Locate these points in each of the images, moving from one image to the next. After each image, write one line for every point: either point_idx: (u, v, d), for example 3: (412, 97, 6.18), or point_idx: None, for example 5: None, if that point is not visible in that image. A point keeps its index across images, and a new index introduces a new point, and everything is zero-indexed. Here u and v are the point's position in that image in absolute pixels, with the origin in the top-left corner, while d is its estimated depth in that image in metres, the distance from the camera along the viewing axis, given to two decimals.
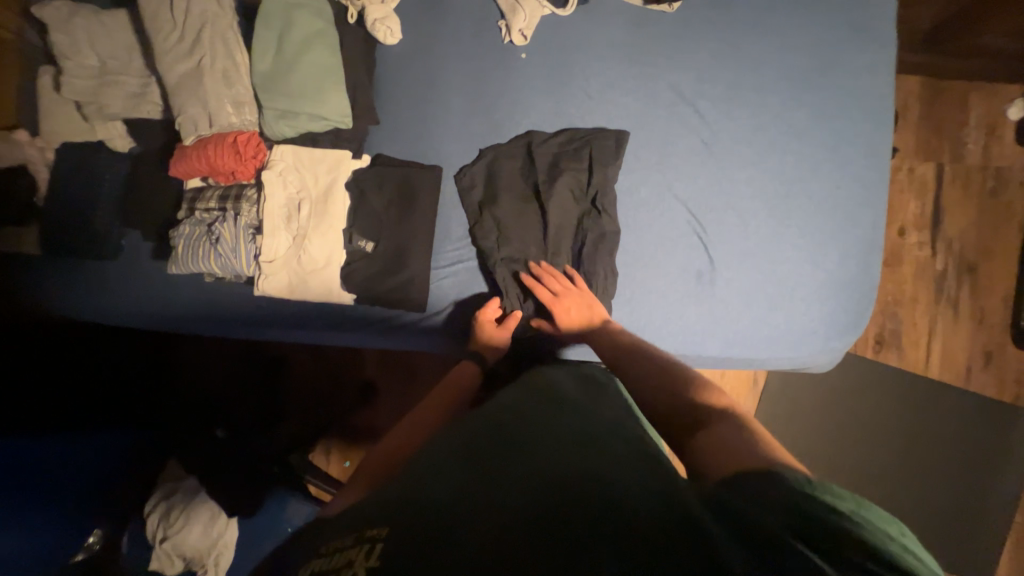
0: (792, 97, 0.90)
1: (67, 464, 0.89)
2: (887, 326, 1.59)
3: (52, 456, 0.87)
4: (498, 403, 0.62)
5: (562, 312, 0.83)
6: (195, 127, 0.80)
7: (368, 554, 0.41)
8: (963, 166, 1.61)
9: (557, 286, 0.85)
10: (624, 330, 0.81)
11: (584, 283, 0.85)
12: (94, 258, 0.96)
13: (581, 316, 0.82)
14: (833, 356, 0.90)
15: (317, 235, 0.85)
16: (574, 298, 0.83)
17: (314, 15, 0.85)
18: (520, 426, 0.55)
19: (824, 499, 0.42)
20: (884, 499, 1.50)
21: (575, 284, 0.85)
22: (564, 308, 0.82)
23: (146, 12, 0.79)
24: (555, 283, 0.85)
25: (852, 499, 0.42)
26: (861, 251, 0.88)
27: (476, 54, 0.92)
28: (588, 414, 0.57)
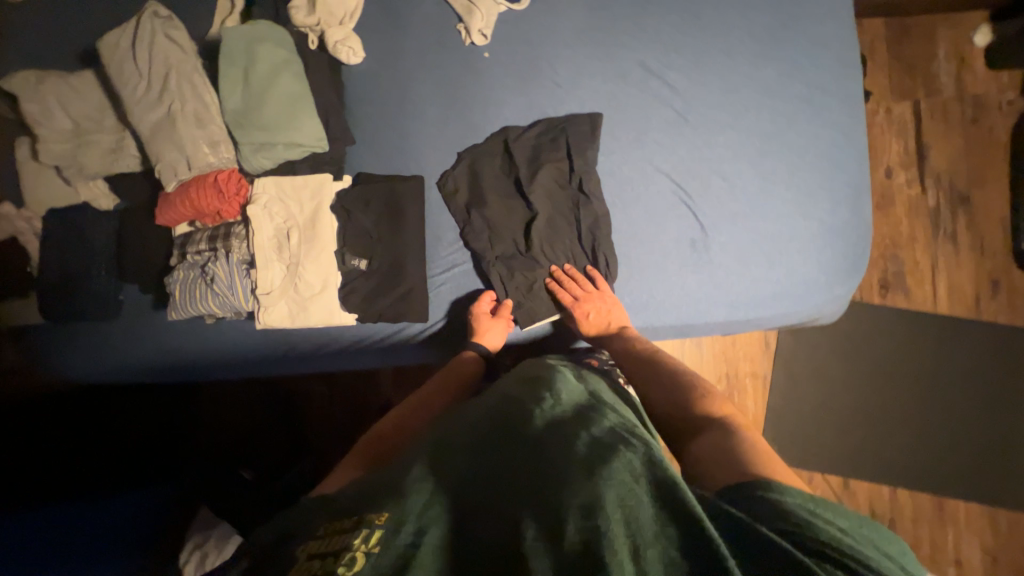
0: (759, 53, 0.90)
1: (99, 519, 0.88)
2: (889, 268, 1.58)
3: (84, 516, 0.87)
4: (500, 396, 0.64)
5: (580, 318, 0.84)
6: (174, 172, 0.80)
7: (369, 538, 0.43)
8: (939, 99, 1.61)
9: (579, 291, 0.86)
10: (640, 338, 0.84)
11: (606, 286, 0.86)
12: (96, 317, 0.96)
13: (597, 322, 0.84)
14: (838, 305, 0.90)
15: (310, 260, 0.85)
16: (596, 303, 0.84)
17: (276, 46, 0.86)
18: (519, 417, 0.57)
19: (821, 514, 0.44)
20: (913, 441, 1.49)
21: (597, 287, 0.86)
22: (584, 313, 0.84)
23: (111, 67, 0.80)
24: (576, 288, 0.86)
25: (851, 519, 0.45)
26: (850, 196, 0.88)
27: (440, 60, 0.93)
28: (587, 407, 0.59)
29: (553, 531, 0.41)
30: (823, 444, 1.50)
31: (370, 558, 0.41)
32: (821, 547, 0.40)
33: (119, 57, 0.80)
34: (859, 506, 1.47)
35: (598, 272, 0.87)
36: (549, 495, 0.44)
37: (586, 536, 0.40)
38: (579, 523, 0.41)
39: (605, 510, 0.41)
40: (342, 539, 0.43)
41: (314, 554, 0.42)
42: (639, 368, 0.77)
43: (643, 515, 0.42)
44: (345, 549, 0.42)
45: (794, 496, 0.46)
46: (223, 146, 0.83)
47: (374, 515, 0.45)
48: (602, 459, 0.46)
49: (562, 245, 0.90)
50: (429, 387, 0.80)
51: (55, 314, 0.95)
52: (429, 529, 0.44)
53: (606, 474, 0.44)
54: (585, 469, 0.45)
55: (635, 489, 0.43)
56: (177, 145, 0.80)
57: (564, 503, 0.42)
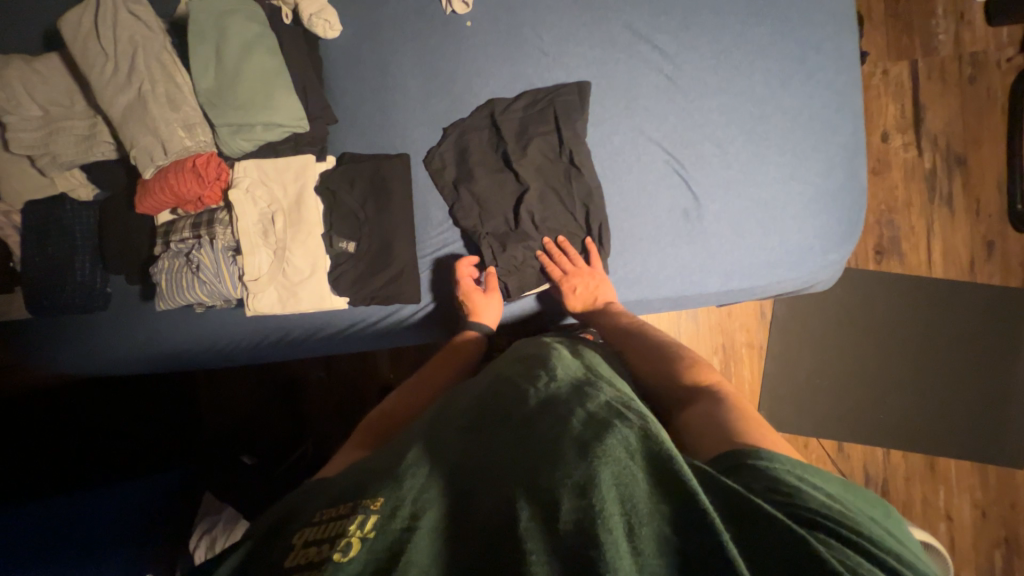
0: (752, 12, 0.86)
1: (109, 513, 0.90)
2: (885, 234, 1.57)
3: (96, 514, 0.90)
4: (499, 380, 0.63)
5: (567, 295, 0.84)
6: (150, 157, 0.77)
7: (363, 525, 0.43)
8: (937, 58, 1.57)
9: (568, 266, 0.85)
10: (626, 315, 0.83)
11: (597, 264, 0.85)
12: (85, 311, 0.95)
13: (582, 299, 0.84)
14: (834, 270, 0.89)
15: (297, 244, 0.83)
16: (584, 279, 0.83)
17: (248, 20, 0.82)
18: (516, 400, 0.56)
19: (806, 479, 0.45)
20: (906, 403, 1.51)
21: (587, 264, 0.85)
22: (570, 288, 0.83)
23: (76, 49, 0.76)
24: (567, 263, 0.85)
25: (831, 483, 0.46)
26: (845, 159, 0.86)
27: (421, 31, 0.89)
28: (586, 386, 0.58)
29: (546, 511, 0.40)
30: (819, 411, 1.52)
31: (366, 544, 0.41)
32: (812, 514, 0.40)
33: (82, 38, 0.76)
34: (853, 469, 1.50)
35: (593, 243, 0.86)
36: (542, 475, 0.43)
37: (579, 515, 0.39)
38: (572, 503, 0.40)
39: (599, 489, 0.40)
40: (337, 525, 0.44)
41: (311, 541, 0.43)
42: (631, 339, 0.77)
43: (638, 491, 0.40)
44: (340, 535, 0.42)
45: (782, 462, 0.47)
46: (200, 129, 0.81)
47: (369, 501, 0.45)
48: (596, 437, 0.45)
49: (557, 219, 0.88)
50: (427, 367, 0.81)
51: (42, 309, 0.93)
52: (423, 514, 0.44)
53: (599, 452, 0.43)
54: (578, 449, 0.44)
55: (630, 465, 0.42)
56: (150, 128, 0.77)
57: (557, 483, 0.42)
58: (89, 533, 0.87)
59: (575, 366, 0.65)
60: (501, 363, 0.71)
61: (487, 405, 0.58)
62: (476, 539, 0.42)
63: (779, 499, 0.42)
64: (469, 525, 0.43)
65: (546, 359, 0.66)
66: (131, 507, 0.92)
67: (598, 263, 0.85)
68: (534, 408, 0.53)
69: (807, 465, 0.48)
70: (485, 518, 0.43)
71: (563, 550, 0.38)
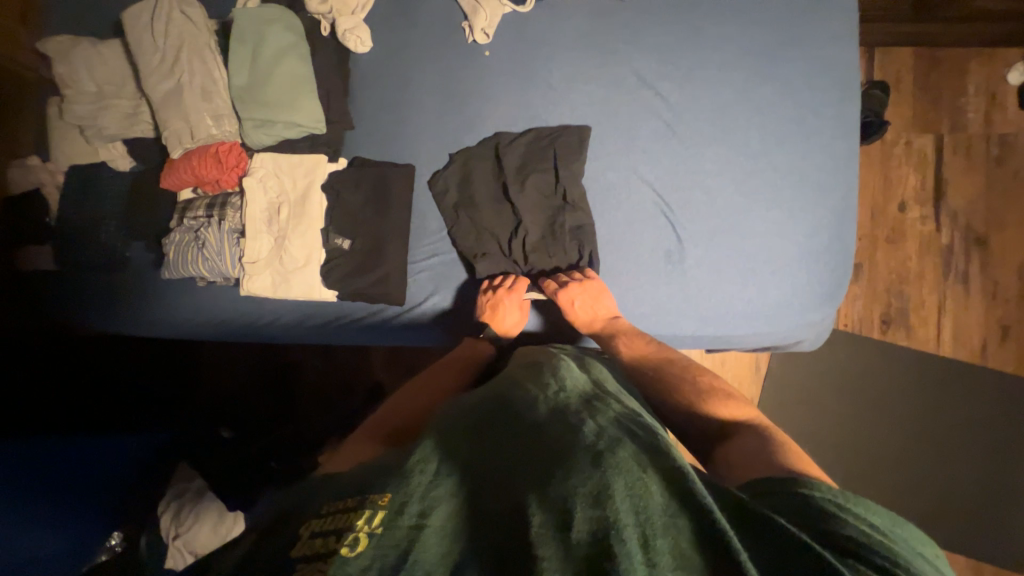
0: (757, 72, 0.89)
1: (110, 453, 1.04)
2: (893, 304, 1.54)
3: (97, 451, 1.02)
4: (507, 388, 0.66)
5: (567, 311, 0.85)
6: (179, 141, 0.86)
7: (370, 520, 0.43)
8: (964, 135, 1.56)
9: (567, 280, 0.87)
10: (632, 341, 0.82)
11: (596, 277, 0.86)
12: (102, 272, 1.03)
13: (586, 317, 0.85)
14: (815, 328, 0.90)
15: (296, 235, 0.90)
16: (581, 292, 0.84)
17: (285, 29, 0.90)
18: (526, 409, 0.59)
19: (854, 510, 0.46)
20: (900, 482, 1.45)
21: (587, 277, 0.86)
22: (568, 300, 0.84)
23: (133, 39, 0.86)
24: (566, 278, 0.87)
25: (886, 516, 0.46)
26: (834, 222, 0.87)
27: (442, 55, 0.96)
28: (593, 399, 0.60)
29: (561, 517, 0.42)
30: None
31: (374, 540, 0.42)
32: (850, 544, 0.42)
33: (139, 30, 0.86)
34: None
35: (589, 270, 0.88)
36: (556, 481, 0.46)
37: (596, 524, 0.41)
38: (588, 510, 0.42)
39: (613, 499, 0.43)
40: (345, 519, 0.44)
41: (317, 532, 0.44)
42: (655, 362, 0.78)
43: (651, 503, 0.43)
44: (347, 529, 0.43)
45: (825, 492, 0.48)
46: (227, 120, 0.89)
47: (376, 497, 0.46)
48: (609, 452, 0.48)
49: (551, 247, 0.91)
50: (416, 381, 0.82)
51: (67, 263, 1.02)
52: (433, 513, 0.45)
53: (612, 466, 0.46)
54: (592, 460, 0.47)
55: (643, 477, 0.45)
56: (182, 113, 0.86)
57: (572, 491, 0.44)
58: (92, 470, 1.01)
59: (579, 378, 0.67)
60: (510, 370, 0.74)
61: (498, 409, 0.61)
62: (490, 539, 0.43)
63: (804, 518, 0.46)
64: (483, 523, 0.45)
65: (552, 370, 0.68)
66: (128, 457, 1.05)
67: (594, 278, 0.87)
68: (545, 418, 0.56)
69: (859, 498, 0.48)
70: (500, 517, 0.45)
71: (580, 555, 0.40)
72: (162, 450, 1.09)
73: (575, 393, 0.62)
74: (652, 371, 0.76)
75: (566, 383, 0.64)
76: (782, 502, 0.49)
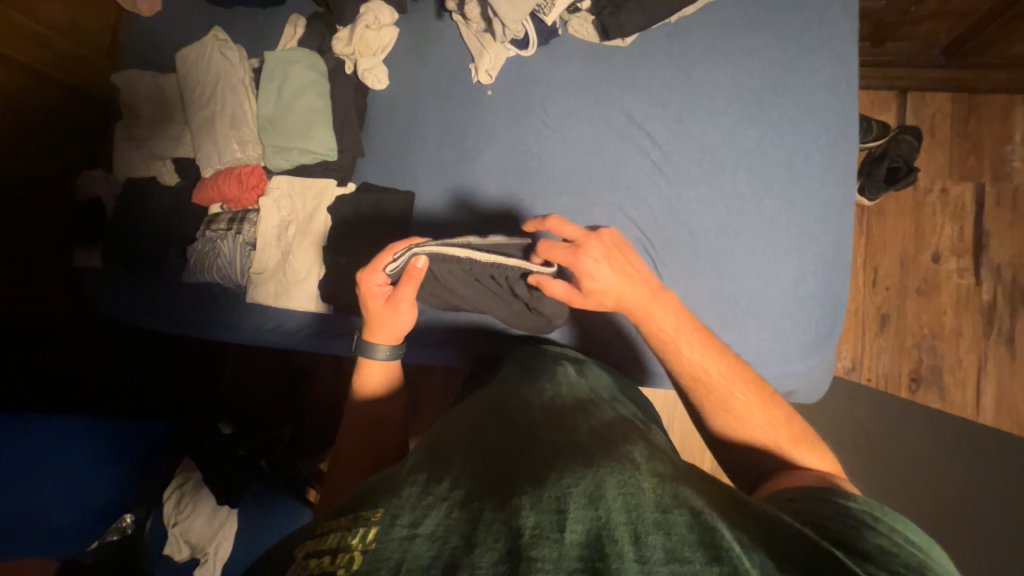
0: (747, 117, 0.89)
1: (132, 434, 1.15)
2: (924, 361, 1.45)
3: (123, 430, 1.14)
4: (498, 407, 0.68)
5: (578, 301, 0.79)
6: (211, 162, 1.00)
7: (364, 535, 0.42)
8: (1008, 184, 1.46)
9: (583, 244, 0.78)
10: (690, 357, 0.73)
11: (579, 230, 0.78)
12: (138, 274, 1.16)
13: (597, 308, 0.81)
14: (805, 376, 0.86)
15: (300, 250, 1.00)
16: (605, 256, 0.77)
17: (308, 68, 1.01)
18: (519, 428, 0.61)
19: (887, 522, 0.49)
20: None
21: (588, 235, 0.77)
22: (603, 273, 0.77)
23: (181, 76, 1.01)
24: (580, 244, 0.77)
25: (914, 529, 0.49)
26: (822, 269, 0.85)
27: (449, 94, 1.04)
28: (580, 420, 0.63)
29: (556, 515, 0.43)
30: None
31: (367, 556, 0.40)
32: (879, 553, 0.45)
33: (188, 70, 1.01)
34: None
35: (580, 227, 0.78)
36: (550, 483, 0.47)
37: (591, 526, 0.42)
38: (584, 510, 0.44)
39: (605, 501, 0.45)
40: (338, 538, 0.42)
41: (310, 554, 0.42)
42: (722, 379, 0.72)
43: (641, 504, 0.45)
44: (341, 550, 0.41)
45: (859, 503, 0.52)
46: (251, 146, 1.00)
47: (369, 514, 0.44)
48: (598, 460, 0.51)
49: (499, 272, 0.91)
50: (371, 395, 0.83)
51: (112, 263, 1.17)
52: (426, 520, 0.44)
53: (602, 471, 0.49)
54: (582, 465, 0.50)
55: (633, 477, 0.48)
56: (214, 140, 0.99)
57: (566, 491, 0.46)
58: (118, 445, 1.12)
59: (566, 400, 0.70)
60: (503, 383, 0.78)
61: (491, 424, 0.64)
62: (489, 540, 0.41)
63: (836, 522, 0.50)
64: (478, 520, 0.43)
65: (541, 395, 0.71)
66: (146, 439, 1.16)
67: (604, 244, 0.76)
68: (537, 437, 0.58)
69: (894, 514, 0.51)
70: (494, 518, 0.44)
71: (575, 552, 0.40)
72: (173, 438, 1.19)
73: (566, 408, 0.67)
74: (717, 393, 0.71)
75: (553, 407, 0.67)
76: (825, 508, 0.52)
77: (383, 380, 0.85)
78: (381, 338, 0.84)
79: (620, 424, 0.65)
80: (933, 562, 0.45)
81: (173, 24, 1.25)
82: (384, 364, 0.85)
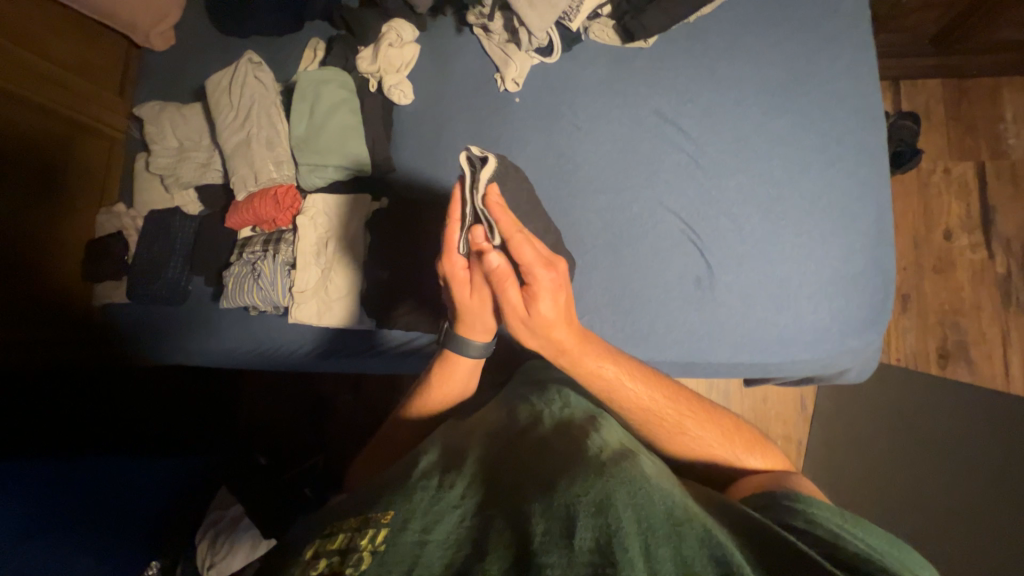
0: (775, 106, 0.92)
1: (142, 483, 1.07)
2: (949, 337, 1.47)
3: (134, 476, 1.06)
4: (502, 422, 0.70)
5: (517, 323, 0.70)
6: (245, 184, 0.99)
7: (374, 536, 0.48)
8: (1006, 161, 1.52)
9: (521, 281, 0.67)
10: (637, 412, 0.73)
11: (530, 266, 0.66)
12: (168, 307, 1.13)
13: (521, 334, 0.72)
14: (858, 355, 0.88)
15: (340, 267, 0.98)
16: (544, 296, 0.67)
17: (339, 87, 1.01)
18: (526, 443, 0.63)
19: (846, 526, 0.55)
20: None
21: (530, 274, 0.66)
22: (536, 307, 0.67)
23: (212, 103, 1.01)
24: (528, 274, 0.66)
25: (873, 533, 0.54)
26: (868, 246, 0.86)
27: (476, 105, 1.06)
28: (586, 425, 0.65)
29: (566, 528, 0.46)
30: None
31: (376, 557, 0.46)
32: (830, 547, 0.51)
33: (220, 95, 1.01)
34: None
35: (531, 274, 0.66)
36: (559, 491, 0.51)
37: (601, 533, 0.46)
38: (592, 519, 0.47)
39: (616, 509, 0.48)
40: (348, 539, 0.49)
41: (320, 552, 0.48)
42: (689, 404, 0.76)
43: (652, 513, 0.49)
44: (352, 550, 0.47)
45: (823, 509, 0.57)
46: (286, 166, 1.00)
47: (379, 517, 0.51)
48: (609, 468, 0.54)
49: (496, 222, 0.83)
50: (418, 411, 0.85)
51: (137, 298, 1.13)
52: (433, 528, 0.50)
53: (611, 479, 0.52)
54: (595, 474, 0.52)
55: (640, 487, 0.51)
56: (250, 162, 0.98)
57: (575, 499, 0.49)
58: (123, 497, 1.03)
59: (571, 407, 0.70)
60: (512, 394, 0.82)
61: (502, 433, 0.68)
62: (495, 547, 0.47)
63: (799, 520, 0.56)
64: (487, 528, 0.50)
65: (544, 403, 0.72)
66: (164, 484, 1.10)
67: (559, 276, 0.67)
68: (545, 445, 0.61)
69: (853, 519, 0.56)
70: (503, 528, 0.49)
71: (584, 559, 0.44)
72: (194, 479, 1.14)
73: (569, 413, 0.69)
74: (687, 407, 0.76)
75: (563, 411, 0.70)
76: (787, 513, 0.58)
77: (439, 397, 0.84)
78: (474, 334, 0.78)
79: (624, 434, 0.67)
80: (890, 558, 0.51)
81: (188, 58, 1.26)
82: (473, 362, 0.81)
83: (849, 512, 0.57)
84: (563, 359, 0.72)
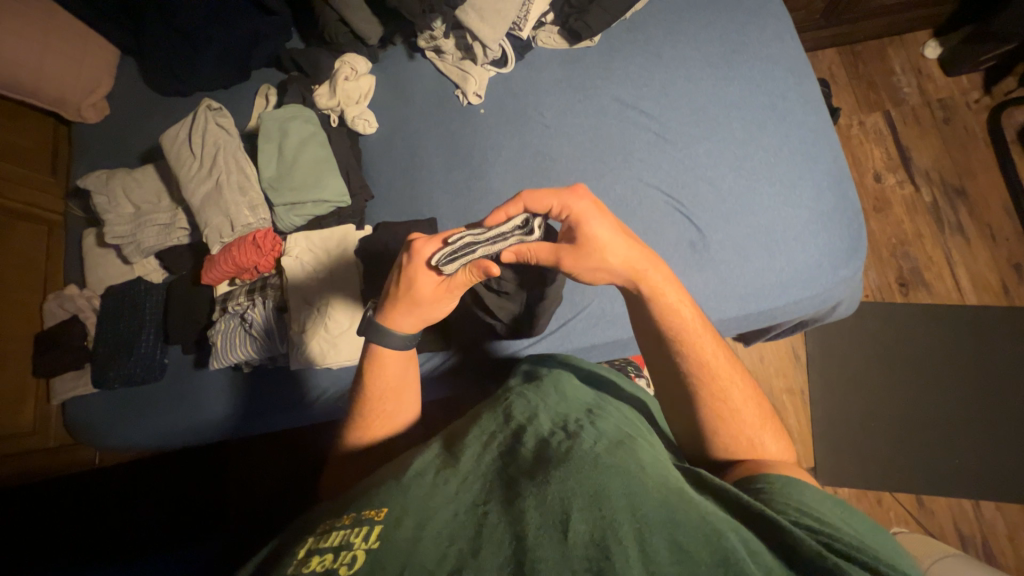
0: (720, 77, 1.00)
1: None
2: (903, 267, 1.59)
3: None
4: (492, 412, 0.63)
5: (571, 259, 0.69)
6: (219, 235, 0.94)
7: (367, 536, 0.43)
8: (907, 107, 1.72)
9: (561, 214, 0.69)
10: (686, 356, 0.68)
11: (566, 203, 0.68)
12: (141, 385, 1.03)
13: (590, 277, 0.71)
14: (848, 285, 0.94)
15: (337, 302, 0.93)
16: (593, 220, 0.68)
17: (305, 122, 1.00)
18: (528, 429, 0.56)
19: (831, 516, 0.50)
20: (965, 436, 1.43)
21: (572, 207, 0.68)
22: (592, 236, 0.68)
23: (172, 158, 0.97)
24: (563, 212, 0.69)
25: (856, 523, 0.50)
26: (831, 184, 0.94)
27: (443, 120, 1.07)
28: (590, 412, 0.60)
29: (560, 522, 0.42)
30: (880, 451, 1.43)
31: (370, 553, 0.41)
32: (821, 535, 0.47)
33: (178, 148, 0.98)
34: (942, 527, 1.37)
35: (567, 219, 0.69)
36: (555, 480, 0.46)
37: (596, 526, 0.41)
38: (588, 511, 0.43)
39: (612, 500, 0.43)
40: (342, 536, 0.44)
41: (312, 551, 0.43)
42: (723, 366, 0.68)
43: (647, 500, 0.44)
44: (343, 547, 0.42)
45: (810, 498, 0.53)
46: (261, 209, 0.97)
47: (372, 514, 0.46)
48: (606, 456, 0.49)
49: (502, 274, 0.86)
50: (373, 419, 0.74)
51: (106, 381, 1.02)
52: (427, 520, 0.44)
53: (609, 469, 0.47)
54: (592, 463, 0.48)
55: (637, 477, 0.47)
56: (222, 210, 0.94)
57: (571, 491, 0.44)
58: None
59: (576, 395, 0.65)
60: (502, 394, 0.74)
61: (491, 427, 0.59)
62: (490, 540, 0.42)
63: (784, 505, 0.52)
64: (483, 520, 0.44)
65: (541, 389, 0.66)
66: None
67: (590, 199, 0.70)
68: (545, 431, 0.55)
69: (840, 509, 0.52)
70: (498, 523, 0.43)
71: (580, 553, 0.39)
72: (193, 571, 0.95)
73: (573, 401, 0.63)
74: (724, 364, 0.68)
75: (566, 395, 0.64)
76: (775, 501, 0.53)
77: (390, 399, 0.74)
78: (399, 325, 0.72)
79: (630, 415, 0.63)
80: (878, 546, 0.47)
81: (128, 125, 1.20)
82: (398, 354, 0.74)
83: (832, 498, 0.54)
84: (640, 285, 0.69)
